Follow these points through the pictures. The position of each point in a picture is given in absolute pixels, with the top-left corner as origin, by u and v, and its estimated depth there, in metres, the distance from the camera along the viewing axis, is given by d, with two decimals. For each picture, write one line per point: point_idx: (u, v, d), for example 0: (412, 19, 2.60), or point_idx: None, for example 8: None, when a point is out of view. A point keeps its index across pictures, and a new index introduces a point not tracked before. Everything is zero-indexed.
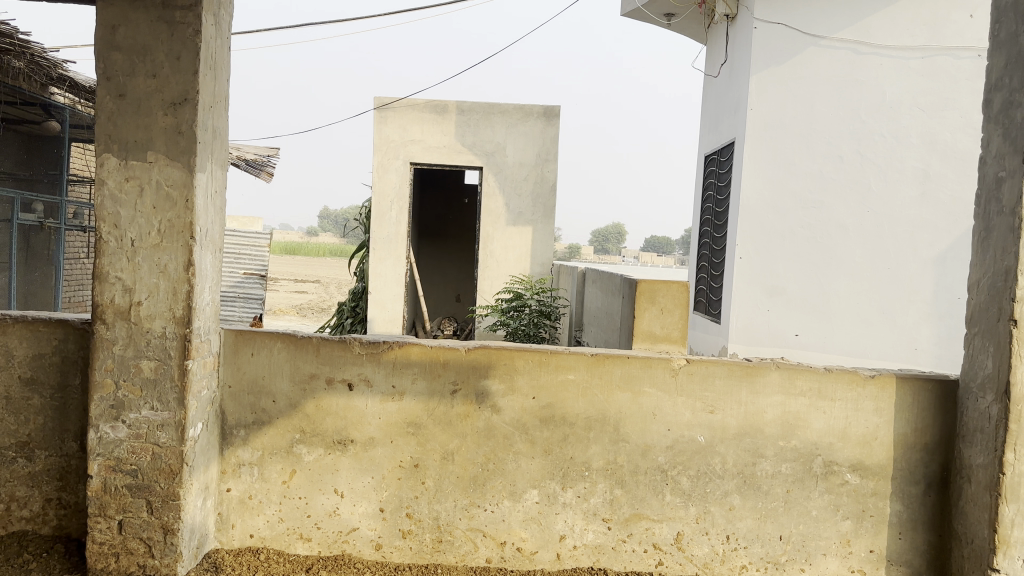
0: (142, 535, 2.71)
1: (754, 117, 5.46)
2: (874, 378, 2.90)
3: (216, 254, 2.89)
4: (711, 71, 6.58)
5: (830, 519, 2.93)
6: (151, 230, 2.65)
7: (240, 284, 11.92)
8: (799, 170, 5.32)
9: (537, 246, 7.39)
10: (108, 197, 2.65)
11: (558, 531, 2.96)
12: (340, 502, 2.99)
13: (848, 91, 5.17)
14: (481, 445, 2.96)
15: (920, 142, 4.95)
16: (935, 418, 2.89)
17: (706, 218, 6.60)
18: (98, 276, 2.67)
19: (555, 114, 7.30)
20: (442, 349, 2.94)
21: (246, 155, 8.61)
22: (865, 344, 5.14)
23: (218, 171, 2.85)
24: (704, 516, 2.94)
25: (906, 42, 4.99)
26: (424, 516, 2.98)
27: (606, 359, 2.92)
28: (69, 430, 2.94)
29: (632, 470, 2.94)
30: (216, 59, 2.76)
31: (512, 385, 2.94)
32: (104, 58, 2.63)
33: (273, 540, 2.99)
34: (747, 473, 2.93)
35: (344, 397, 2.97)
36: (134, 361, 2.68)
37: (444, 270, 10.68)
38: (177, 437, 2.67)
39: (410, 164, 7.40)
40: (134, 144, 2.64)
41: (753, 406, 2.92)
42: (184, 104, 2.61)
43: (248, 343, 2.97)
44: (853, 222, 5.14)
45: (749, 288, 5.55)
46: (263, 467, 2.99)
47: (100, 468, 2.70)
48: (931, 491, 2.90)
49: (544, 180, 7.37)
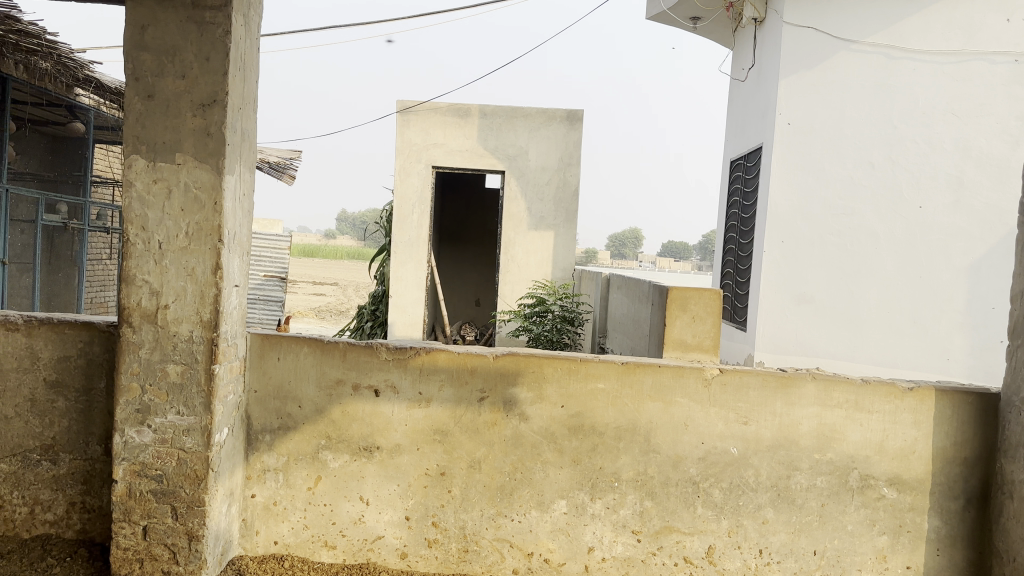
0: (167, 541, 2.68)
1: (783, 122, 5.37)
2: (913, 390, 2.82)
3: (243, 257, 2.86)
4: (738, 75, 6.49)
5: (866, 534, 2.85)
6: (179, 232, 2.63)
7: (261, 286, 11.95)
8: (829, 176, 5.23)
9: (559, 251, 7.33)
10: (136, 200, 2.63)
11: (586, 543, 2.90)
12: (365, 509, 2.94)
13: (880, 96, 5.09)
14: (508, 454, 2.91)
15: (954, 149, 4.85)
16: (975, 432, 2.81)
17: (732, 223, 6.51)
18: (125, 279, 2.65)
19: (579, 118, 7.25)
20: (470, 355, 2.89)
21: (268, 158, 8.61)
22: (897, 354, 5.05)
23: (246, 173, 2.82)
24: (736, 529, 2.87)
25: (939, 47, 4.89)
26: (450, 525, 2.93)
27: (636, 367, 2.86)
28: (94, 433, 2.92)
29: (663, 482, 2.88)
30: (245, 60, 2.73)
31: (540, 393, 2.89)
32: (134, 58, 2.61)
33: (298, 548, 2.96)
34: (781, 486, 2.86)
35: (370, 403, 2.93)
36: (160, 365, 2.65)
37: (463, 275, 10.65)
38: (202, 442, 2.64)
39: (432, 167, 7.37)
40: (162, 146, 2.61)
41: (788, 418, 2.85)
42: (214, 106, 2.58)
43: (274, 347, 2.94)
44: (884, 229, 5.05)
45: (775, 296, 5.45)
46: (288, 473, 2.96)
47: (125, 473, 2.68)
48: (971, 507, 2.82)
49: (567, 184, 7.31)
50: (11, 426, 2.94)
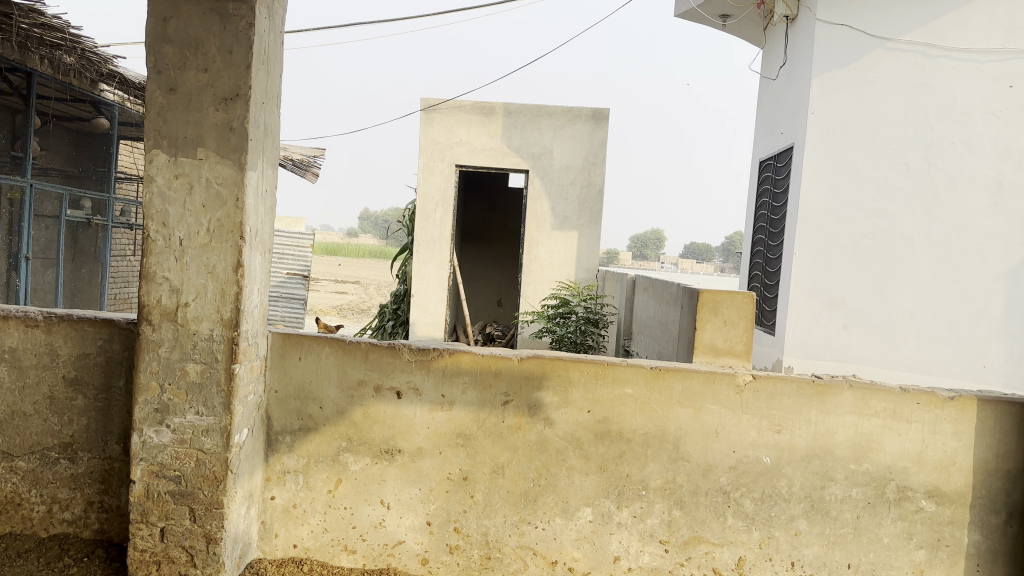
0: (184, 544, 2.63)
1: (815, 122, 5.28)
2: (954, 400, 2.70)
3: (266, 255, 2.81)
4: (768, 74, 6.38)
5: (903, 547, 2.73)
6: (201, 229, 2.58)
7: (283, 284, 11.96)
8: (863, 177, 5.11)
9: (583, 251, 7.24)
10: (157, 195, 2.59)
11: (612, 552, 2.81)
12: (386, 514, 2.88)
13: (916, 95, 4.95)
14: (533, 459, 2.83)
15: (992, 149, 4.70)
16: (1019, 444, 2.69)
17: (761, 225, 6.39)
18: (145, 276, 2.61)
19: (604, 117, 7.15)
20: (495, 358, 2.82)
21: (292, 156, 8.61)
22: (930, 360, 4.91)
23: (269, 169, 2.77)
24: (767, 541, 2.78)
25: (979, 45, 4.74)
26: (472, 532, 2.85)
27: (666, 372, 2.78)
28: (113, 432, 2.89)
29: (692, 491, 2.79)
30: (269, 54, 2.68)
31: (566, 398, 2.81)
32: (156, 51, 2.57)
33: (317, 552, 2.90)
34: (815, 497, 2.76)
35: (392, 405, 2.87)
36: (180, 364, 2.61)
37: (486, 274, 10.60)
38: (222, 443, 2.59)
39: (455, 166, 7.30)
40: (183, 140, 2.57)
41: (823, 426, 2.75)
42: (236, 100, 2.53)
43: (296, 347, 2.89)
44: (920, 233, 4.91)
45: (806, 299, 5.35)
46: (308, 475, 2.90)
47: (143, 473, 2.64)
48: (1013, 521, 2.70)
49: (592, 184, 7.22)
50: (29, 423, 2.92)
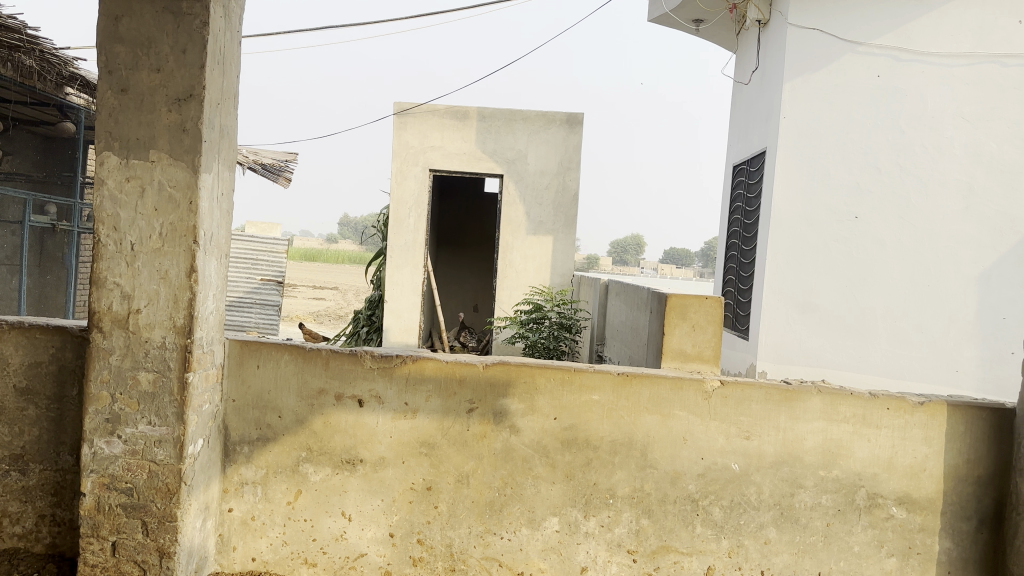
0: (137, 559, 2.55)
1: (786, 125, 5.24)
2: (923, 405, 2.68)
3: (222, 260, 2.73)
4: (741, 78, 6.38)
5: (874, 555, 2.70)
6: (152, 233, 2.50)
7: (256, 290, 11.81)
8: (835, 182, 5.11)
9: (558, 256, 7.21)
10: (108, 198, 2.50)
11: (579, 562, 2.76)
12: (347, 526, 2.80)
13: (888, 99, 4.96)
14: (498, 468, 2.77)
15: (963, 154, 4.72)
16: (988, 449, 2.67)
17: (734, 230, 6.38)
18: (95, 281, 2.52)
19: (579, 121, 7.13)
20: (459, 364, 2.76)
21: (263, 160, 8.49)
22: (904, 364, 4.91)
23: (226, 171, 2.69)
24: (737, 549, 2.73)
25: (949, 50, 4.76)
26: (436, 543, 2.79)
27: (634, 379, 2.73)
28: (65, 443, 2.79)
29: (660, 499, 2.74)
30: (225, 53, 2.60)
31: (532, 405, 2.76)
32: (107, 50, 2.49)
33: (276, 565, 2.82)
34: (784, 504, 2.72)
35: (354, 413, 2.80)
36: (132, 373, 2.52)
37: (461, 279, 10.53)
38: (175, 455, 2.51)
39: (429, 171, 7.23)
40: (136, 142, 2.49)
41: (792, 432, 2.71)
42: (190, 100, 2.45)
43: (254, 354, 2.81)
44: (892, 237, 4.91)
45: (779, 304, 5.31)
46: (267, 486, 2.82)
47: (93, 486, 2.54)
48: (983, 527, 2.68)
49: (566, 188, 7.19)
50: None
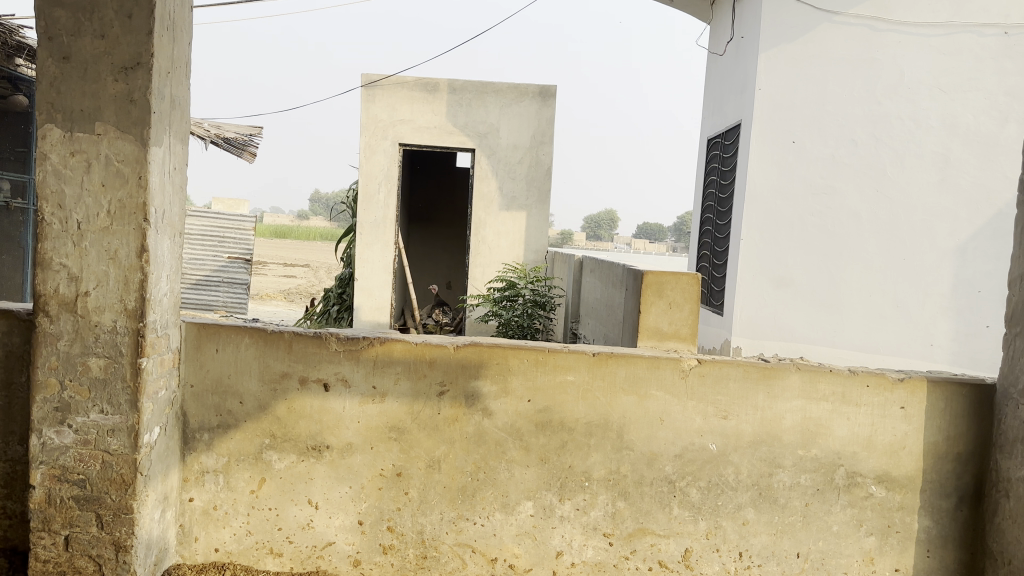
0: (91, 553, 2.43)
1: (761, 97, 5.15)
2: (903, 382, 2.63)
3: (176, 239, 2.59)
4: (716, 49, 6.28)
5: (853, 535, 2.66)
6: (100, 211, 2.35)
7: (225, 268, 11.60)
8: (810, 155, 5.04)
9: (531, 232, 7.10)
10: (51, 173, 2.35)
11: (554, 547, 2.69)
12: (314, 514, 2.71)
13: (864, 70, 4.90)
14: (471, 452, 2.68)
15: (940, 125, 4.70)
16: (968, 426, 2.63)
17: (709, 204, 6.32)
18: (40, 263, 2.37)
19: (551, 94, 7.00)
20: (429, 346, 2.66)
21: (226, 135, 8.26)
22: (879, 338, 4.89)
23: (178, 145, 2.55)
24: (714, 531, 2.68)
25: (927, 19, 4.71)
26: (407, 530, 2.70)
27: (609, 358, 2.64)
28: (14, 433, 2.65)
29: (637, 481, 2.67)
30: (175, 19, 2.44)
31: (505, 387, 2.67)
32: (46, 15, 2.32)
33: (240, 555, 2.72)
34: (763, 484, 2.67)
35: (319, 398, 2.69)
36: (81, 358, 2.39)
37: (433, 257, 10.41)
38: (129, 444, 2.39)
39: (398, 145, 7.06)
40: (80, 114, 2.33)
41: (770, 411, 2.65)
42: (137, 69, 2.30)
43: (213, 338, 2.68)
44: (867, 210, 4.88)
45: (754, 279, 5.24)
46: (228, 475, 2.71)
47: (43, 478, 2.42)
48: (962, 505, 2.64)
49: (539, 163, 7.07)
50: None
